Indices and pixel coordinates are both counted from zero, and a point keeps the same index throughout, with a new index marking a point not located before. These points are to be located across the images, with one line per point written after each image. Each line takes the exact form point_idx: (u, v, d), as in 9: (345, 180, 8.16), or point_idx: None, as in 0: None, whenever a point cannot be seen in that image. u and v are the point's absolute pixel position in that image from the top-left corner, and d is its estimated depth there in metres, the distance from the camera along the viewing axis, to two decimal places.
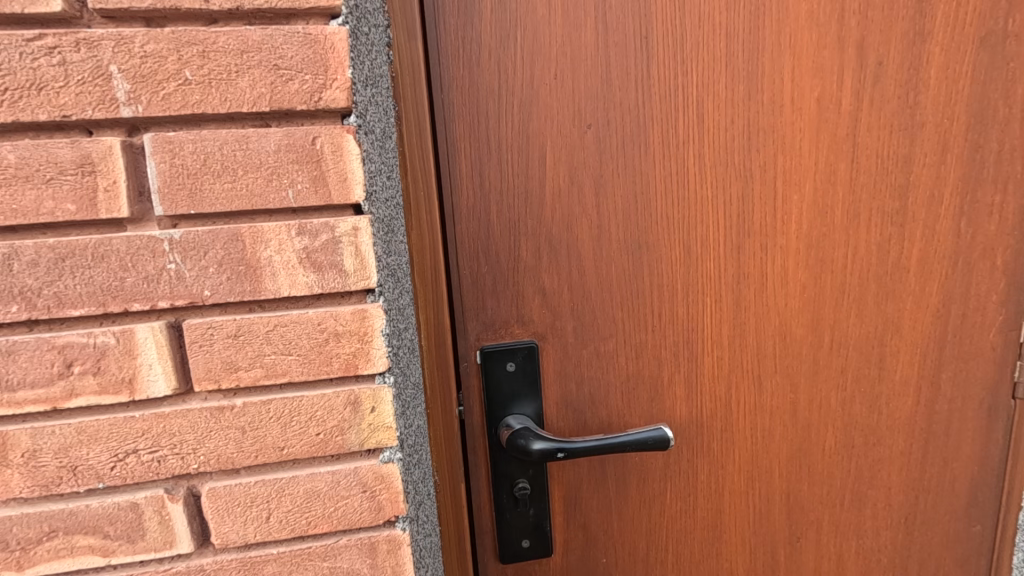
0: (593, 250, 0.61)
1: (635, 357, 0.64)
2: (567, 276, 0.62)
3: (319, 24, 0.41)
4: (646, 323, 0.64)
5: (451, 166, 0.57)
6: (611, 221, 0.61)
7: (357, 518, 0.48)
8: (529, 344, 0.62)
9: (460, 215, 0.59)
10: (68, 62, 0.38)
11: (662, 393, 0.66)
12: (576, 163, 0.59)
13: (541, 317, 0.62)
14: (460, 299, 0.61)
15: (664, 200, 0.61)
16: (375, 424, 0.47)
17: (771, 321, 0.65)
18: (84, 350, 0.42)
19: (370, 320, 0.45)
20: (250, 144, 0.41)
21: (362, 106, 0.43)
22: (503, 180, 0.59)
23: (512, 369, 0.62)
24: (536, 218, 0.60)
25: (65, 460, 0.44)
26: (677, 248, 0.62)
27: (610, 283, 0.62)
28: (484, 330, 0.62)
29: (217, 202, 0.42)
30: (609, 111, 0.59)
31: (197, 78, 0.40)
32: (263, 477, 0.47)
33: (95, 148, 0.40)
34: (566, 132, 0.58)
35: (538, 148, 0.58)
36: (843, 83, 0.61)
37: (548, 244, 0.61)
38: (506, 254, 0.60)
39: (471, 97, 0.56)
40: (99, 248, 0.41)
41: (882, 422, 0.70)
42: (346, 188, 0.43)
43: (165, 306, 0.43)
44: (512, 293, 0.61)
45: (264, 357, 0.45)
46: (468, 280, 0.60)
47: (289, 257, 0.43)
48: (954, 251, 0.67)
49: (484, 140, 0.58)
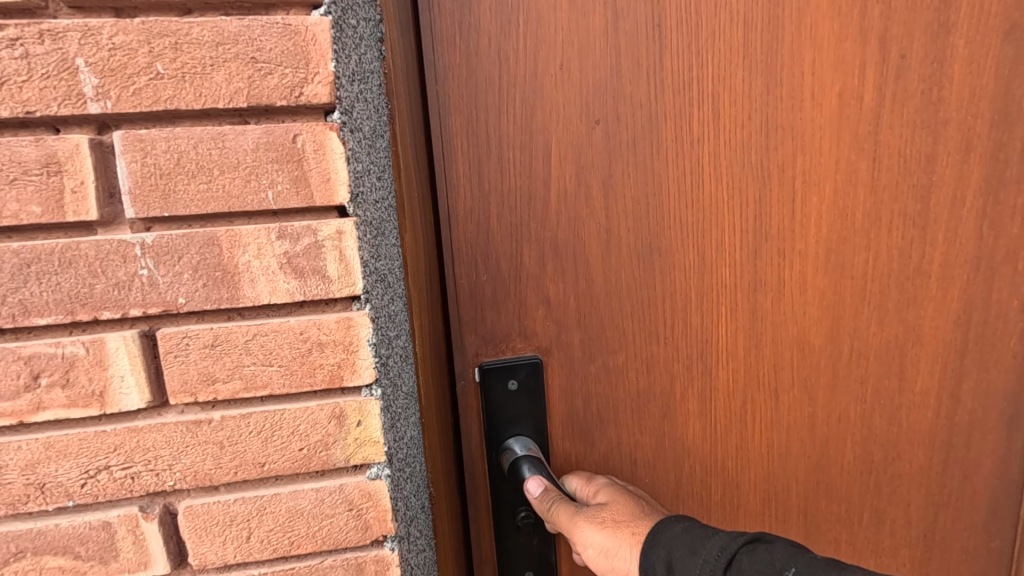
0: (601, 257, 0.59)
1: (644, 370, 0.61)
2: (573, 285, 0.59)
3: (300, 14, 0.39)
4: (656, 332, 0.61)
5: (448, 170, 0.55)
6: (620, 225, 0.58)
7: (342, 538, 0.46)
8: (534, 359, 0.59)
9: (456, 220, 0.56)
10: (31, 55, 0.36)
11: (674, 408, 0.63)
12: (581, 165, 0.57)
13: (544, 329, 0.60)
14: (457, 310, 0.58)
15: (673, 202, 0.58)
16: (362, 438, 0.45)
17: (787, 329, 0.62)
18: (51, 361, 0.40)
19: (355, 329, 0.43)
20: (227, 142, 0.39)
21: (347, 102, 0.41)
22: (503, 181, 0.56)
23: (514, 389, 0.60)
24: (539, 221, 0.57)
25: (33, 477, 0.41)
26: (687, 253, 0.59)
27: (620, 290, 0.60)
28: (482, 345, 0.59)
29: (192, 204, 0.39)
30: (618, 106, 0.56)
31: (169, 72, 0.37)
32: (243, 495, 0.44)
33: (61, 146, 0.37)
34: (572, 129, 0.56)
35: (542, 147, 0.56)
36: (861, 78, 0.58)
37: (552, 250, 0.58)
38: (506, 263, 0.58)
39: (468, 96, 0.54)
40: (67, 253, 0.39)
41: (901, 436, 0.67)
42: (330, 188, 0.40)
43: (138, 313, 0.40)
44: (514, 303, 0.59)
45: (243, 368, 0.42)
46: (465, 288, 0.57)
47: (268, 262, 0.41)
48: (976, 256, 0.64)
49: (482, 142, 0.55)
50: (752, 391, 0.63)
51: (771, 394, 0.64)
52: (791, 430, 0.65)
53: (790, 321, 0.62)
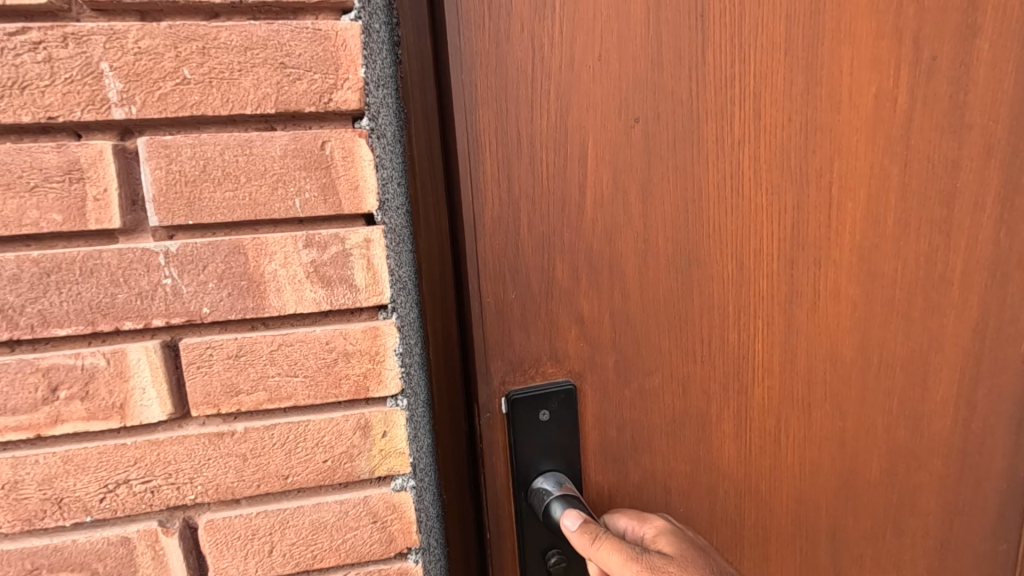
0: (638, 266, 0.56)
1: (679, 388, 0.59)
2: (604, 302, 0.56)
3: (330, 19, 0.38)
4: (688, 345, 0.59)
5: (475, 177, 0.51)
6: (658, 233, 0.56)
7: (366, 550, 0.45)
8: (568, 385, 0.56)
9: (483, 233, 0.52)
10: (54, 58, 0.35)
11: (710, 427, 0.61)
12: (616, 170, 0.54)
13: (577, 352, 0.56)
14: (482, 332, 0.54)
15: (706, 211, 0.56)
16: (387, 450, 0.44)
17: (816, 337, 0.62)
18: (70, 373, 0.39)
19: (382, 339, 0.42)
20: (254, 149, 0.38)
21: (374, 108, 0.40)
22: (536, 184, 0.52)
23: (546, 420, 0.56)
24: (573, 230, 0.54)
25: (50, 491, 0.40)
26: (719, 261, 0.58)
27: (654, 301, 0.57)
28: (509, 372, 0.55)
29: (218, 212, 0.38)
30: (658, 102, 0.53)
31: (196, 77, 0.36)
32: (266, 508, 0.43)
33: (83, 153, 0.36)
34: (608, 130, 0.53)
35: (576, 149, 0.52)
36: (887, 82, 0.58)
37: (586, 265, 0.55)
38: (537, 279, 0.54)
39: (498, 95, 0.50)
40: (88, 262, 0.38)
41: (924, 445, 0.67)
42: (358, 196, 0.40)
43: (160, 324, 0.39)
44: (546, 321, 0.55)
45: (267, 378, 0.41)
46: (493, 308, 0.53)
47: (295, 271, 0.40)
48: (994, 261, 0.64)
49: (514, 149, 0.51)
50: (782, 401, 0.62)
51: (801, 403, 0.63)
52: (824, 441, 0.65)
53: (816, 328, 0.62)
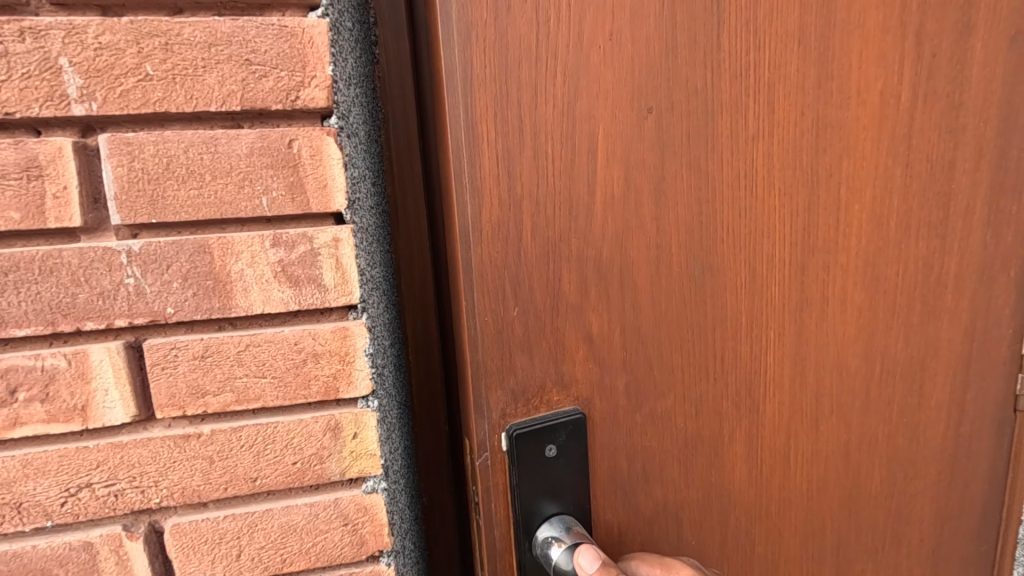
0: (650, 277, 0.49)
1: (688, 409, 0.54)
2: (614, 316, 0.49)
3: (297, 16, 0.38)
4: (702, 362, 0.53)
5: (471, 175, 0.43)
6: (672, 239, 0.49)
7: (337, 554, 0.44)
8: (577, 413, 0.49)
9: (481, 242, 0.44)
10: (10, 53, 0.34)
11: (722, 449, 0.56)
12: (629, 167, 0.47)
13: (585, 375, 0.49)
14: (478, 357, 0.46)
15: (721, 211, 0.51)
16: (358, 451, 0.43)
17: (826, 346, 0.59)
18: (30, 375, 0.38)
19: (351, 339, 0.42)
20: (219, 146, 0.37)
21: (343, 107, 0.40)
22: (542, 183, 0.44)
23: (552, 457, 0.49)
24: (582, 236, 0.46)
25: (9, 496, 0.39)
26: (734, 265, 0.52)
27: (668, 315, 0.51)
28: (509, 403, 0.47)
29: (182, 210, 0.38)
30: (673, 93, 0.47)
31: (158, 73, 0.36)
32: (233, 511, 0.43)
33: (42, 149, 0.36)
34: (617, 121, 0.46)
35: (583, 139, 0.45)
36: (899, 77, 0.55)
37: (595, 276, 0.48)
38: (541, 295, 0.46)
39: (496, 76, 0.42)
40: (48, 261, 0.37)
41: (920, 453, 0.67)
42: (326, 195, 0.39)
43: (123, 324, 0.38)
44: (552, 342, 0.47)
45: (234, 379, 0.41)
46: (491, 328, 0.45)
47: (262, 271, 0.39)
48: (982, 262, 0.64)
49: (515, 143, 0.43)
50: (791, 416, 0.59)
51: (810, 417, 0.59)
52: (832, 453, 0.62)
53: (825, 338, 0.58)
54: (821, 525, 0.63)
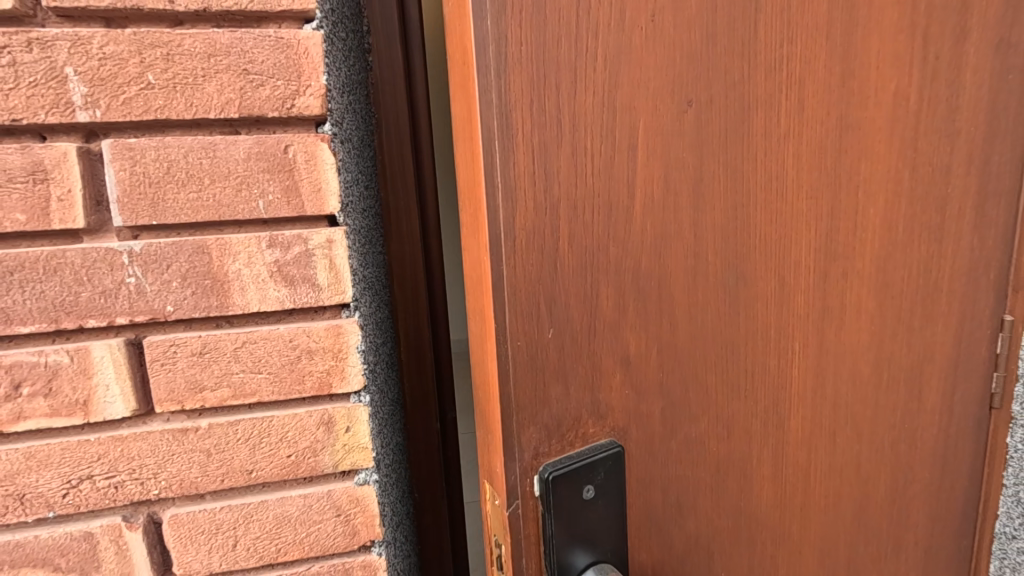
0: (689, 291, 0.41)
1: (724, 439, 0.46)
2: (654, 338, 0.41)
3: (292, 28, 0.39)
4: (740, 385, 0.46)
5: (502, 170, 0.34)
6: (712, 246, 0.42)
7: (330, 543, 0.46)
8: (618, 449, 0.40)
9: (514, 253, 0.35)
10: (18, 62, 0.36)
11: (755, 480, 0.49)
12: (675, 162, 0.39)
13: (622, 405, 0.41)
14: (508, 394, 0.37)
15: (760, 210, 0.43)
16: (350, 444, 0.45)
17: (860, 358, 0.53)
18: (34, 370, 0.39)
19: (344, 337, 0.43)
20: (218, 152, 0.39)
21: (337, 115, 0.42)
22: (579, 178, 0.36)
23: (590, 498, 0.40)
24: (618, 242, 0.38)
25: (12, 487, 0.41)
26: (769, 266, 0.45)
27: (707, 334, 0.43)
28: (543, 441, 0.38)
29: (181, 213, 0.39)
30: (712, 81, 0.39)
31: (160, 82, 0.38)
32: (230, 503, 0.44)
33: (48, 154, 0.37)
34: (661, 108, 0.37)
35: (624, 127, 0.36)
36: (925, 64, 0.49)
37: (638, 291, 0.39)
38: (580, 315, 0.38)
39: (532, 44, 0.33)
40: (52, 261, 0.38)
41: (951, 470, 0.63)
42: (320, 199, 0.41)
43: (124, 322, 0.40)
44: (587, 369, 0.39)
45: (231, 375, 0.42)
46: (523, 357, 0.36)
47: (258, 270, 0.41)
48: (1011, 259, 0.59)
49: (553, 128, 0.34)
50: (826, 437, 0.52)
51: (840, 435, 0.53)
52: (863, 475, 0.56)
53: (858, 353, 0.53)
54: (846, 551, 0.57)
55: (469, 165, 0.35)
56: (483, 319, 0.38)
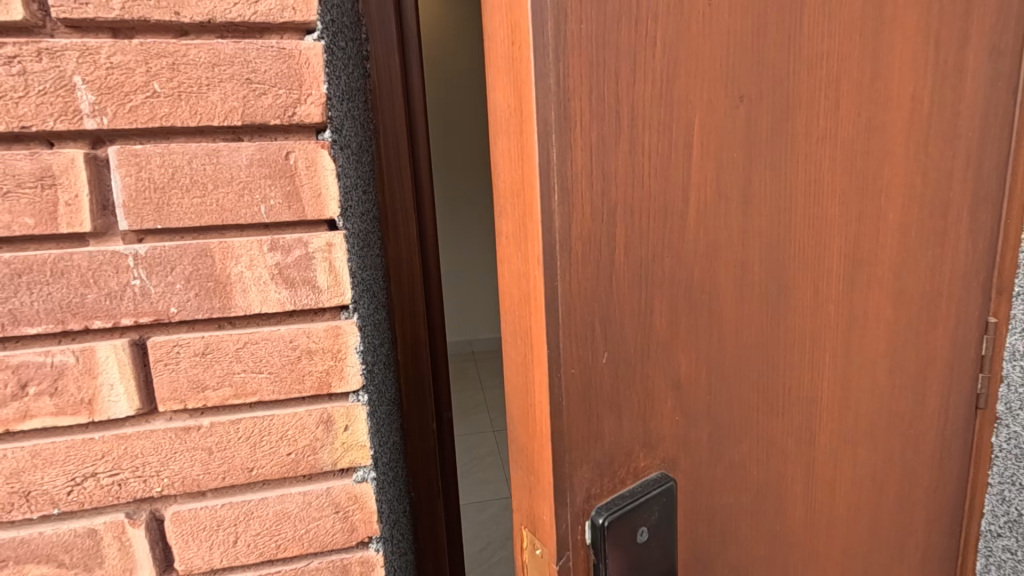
0: (739, 304, 0.39)
1: (764, 460, 0.44)
2: (704, 355, 0.38)
3: (294, 38, 0.41)
4: (783, 401, 0.43)
5: (559, 181, 0.31)
6: (761, 257, 0.39)
7: (329, 540, 0.47)
8: (670, 481, 0.38)
9: (570, 268, 0.32)
10: (28, 72, 0.37)
11: (797, 501, 0.46)
12: (730, 167, 0.36)
13: (673, 431, 0.38)
14: (561, 423, 0.33)
15: (808, 219, 0.41)
16: (349, 443, 0.46)
17: (900, 372, 0.50)
18: (40, 370, 0.41)
19: (343, 338, 0.45)
20: (221, 158, 0.40)
21: (336, 121, 0.43)
22: (635, 185, 0.33)
23: (644, 541, 0.37)
24: (674, 255, 0.35)
25: (18, 485, 0.42)
26: (815, 277, 0.43)
27: (755, 350, 0.41)
28: (596, 479, 0.35)
29: (185, 217, 0.41)
30: (769, 77, 0.36)
31: (165, 91, 0.39)
32: (231, 500, 0.45)
33: (56, 160, 0.38)
34: (718, 107, 0.35)
35: (680, 128, 0.33)
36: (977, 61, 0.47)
37: (689, 306, 0.37)
38: (634, 334, 0.35)
39: (595, 37, 0.30)
40: (59, 263, 0.39)
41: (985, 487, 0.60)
42: (320, 204, 0.42)
43: (128, 323, 0.41)
44: (641, 393, 0.36)
45: (232, 375, 0.43)
46: (578, 383, 0.33)
47: (260, 273, 0.42)
48: None
49: (612, 130, 0.31)
50: (864, 454, 0.50)
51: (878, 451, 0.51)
52: (902, 493, 0.54)
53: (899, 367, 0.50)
54: (880, 574, 0.54)
55: (518, 174, 0.32)
56: (530, 339, 0.34)
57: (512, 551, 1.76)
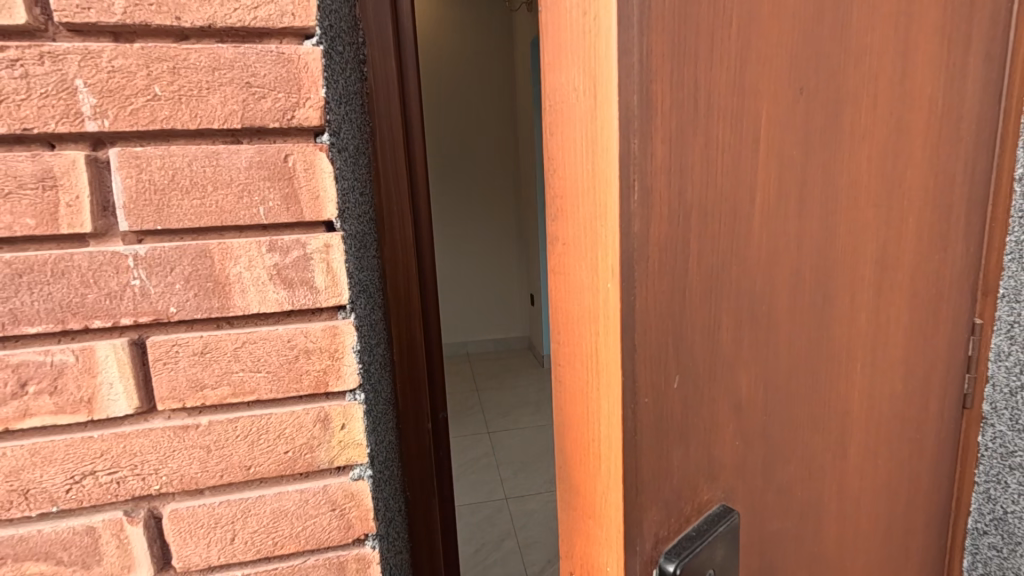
0: (794, 313, 0.36)
1: (812, 478, 0.41)
2: (763, 368, 0.35)
3: (293, 43, 0.42)
4: (832, 415, 0.41)
5: (640, 182, 0.27)
6: (816, 261, 0.37)
7: (325, 537, 0.48)
8: (732, 512, 0.35)
9: (647, 276, 0.29)
10: (31, 75, 0.38)
11: (837, 521, 0.44)
12: (796, 166, 0.34)
13: (731, 452, 0.35)
14: (632, 447, 0.30)
15: (860, 220, 0.39)
16: (346, 441, 0.47)
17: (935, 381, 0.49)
18: (40, 369, 0.41)
19: (341, 337, 0.45)
20: (221, 160, 0.41)
21: (334, 125, 0.44)
22: (707, 185, 0.30)
23: None
24: (738, 261, 0.32)
25: (17, 483, 0.42)
26: (864, 284, 0.40)
27: (806, 360, 0.38)
28: (660, 513, 0.32)
29: (185, 218, 0.41)
30: (831, 69, 0.34)
31: (166, 94, 0.40)
32: (228, 498, 0.46)
33: (57, 162, 0.39)
34: (783, 99, 0.32)
35: (750, 121, 0.31)
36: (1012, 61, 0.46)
37: (752, 315, 0.34)
38: (701, 346, 0.32)
39: (676, 18, 0.27)
40: (59, 263, 0.40)
41: None
42: (318, 205, 0.43)
43: (128, 322, 0.42)
44: (704, 415, 0.33)
45: (231, 374, 0.44)
46: (649, 406, 0.30)
47: (259, 273, 0.43)
48: None
49: (690, 121, 0.28)
50: (900, 467, 0.48)
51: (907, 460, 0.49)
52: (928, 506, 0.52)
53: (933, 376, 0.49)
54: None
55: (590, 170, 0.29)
56: (596, 353, 0.31)
57: (507, 551, 1.78)
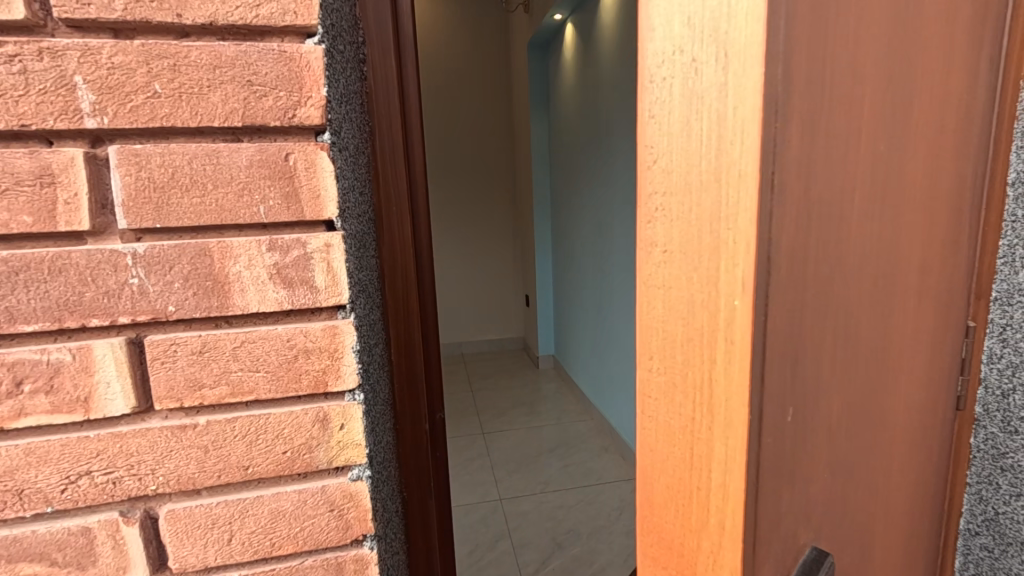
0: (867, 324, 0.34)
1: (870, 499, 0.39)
2: (852, 385, 0.33)
3: (294, 42, 0.41)
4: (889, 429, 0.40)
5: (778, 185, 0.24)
6: (883, 271, 0.35)
7: (323, 538, 0.48)
8: (828, 555, 0.33)
9: (776, 289, 0.26)
10: (29, 71, 0.37)
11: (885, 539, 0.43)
12: (880, 169, 0.32)
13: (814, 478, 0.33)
14: (755, 481, 0.27)
15: (919, 227, 0.37)
16: (345, 441, 0.47)
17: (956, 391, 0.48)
18: (35, 368, 0.41)
19: (340, 337, 0.45)
20: (221, 158, 0.41)
21: (335, 124, 0.44)
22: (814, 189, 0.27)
23: None
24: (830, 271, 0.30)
25: (12, 483, 0.42)
26: (918, 293, 0.39)
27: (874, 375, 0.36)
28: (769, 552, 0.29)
29: (185, 216, 0.41)
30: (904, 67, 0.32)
31: (166, 91, 0.39)
32: (226, 498, 0.45)
33: (55, 159, 0.39)
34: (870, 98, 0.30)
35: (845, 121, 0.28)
36: None
37: (837, 327, 0.31)
38: (810, 368, 0.29)
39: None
40: (56, 262, 0.40)
41: None
42: (319, 204, 0.43)
43: (126, 321, 0.41)
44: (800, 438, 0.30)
45: (229, 374, 0.44)
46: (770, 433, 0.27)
47: (258, 272, 0.43)
48: None
49: (814, 119, 0.26)
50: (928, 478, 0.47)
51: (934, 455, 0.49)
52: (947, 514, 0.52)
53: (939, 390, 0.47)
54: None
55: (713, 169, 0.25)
56: (713, 392, 0.27)
57: (501, 552, 1.77)
